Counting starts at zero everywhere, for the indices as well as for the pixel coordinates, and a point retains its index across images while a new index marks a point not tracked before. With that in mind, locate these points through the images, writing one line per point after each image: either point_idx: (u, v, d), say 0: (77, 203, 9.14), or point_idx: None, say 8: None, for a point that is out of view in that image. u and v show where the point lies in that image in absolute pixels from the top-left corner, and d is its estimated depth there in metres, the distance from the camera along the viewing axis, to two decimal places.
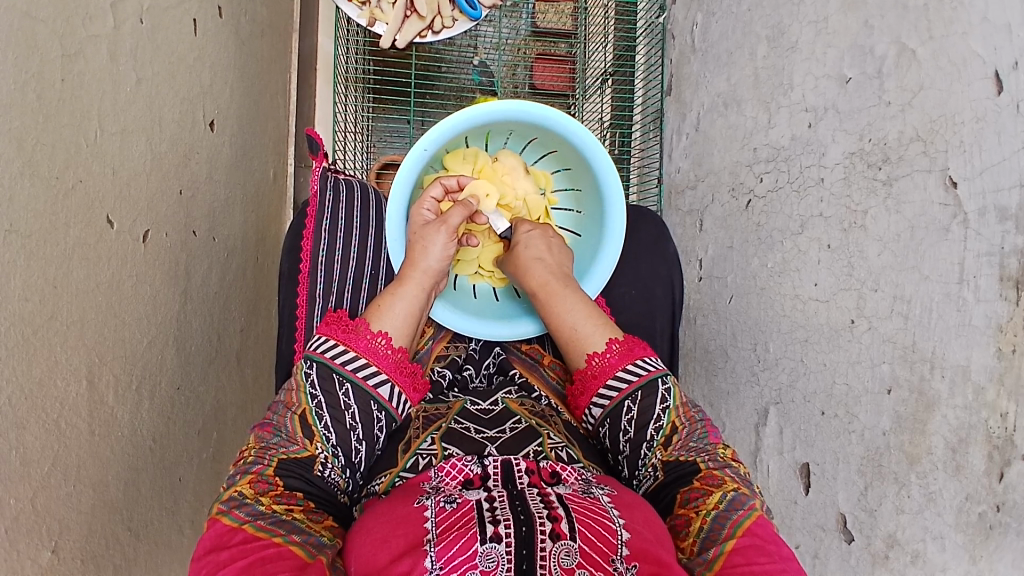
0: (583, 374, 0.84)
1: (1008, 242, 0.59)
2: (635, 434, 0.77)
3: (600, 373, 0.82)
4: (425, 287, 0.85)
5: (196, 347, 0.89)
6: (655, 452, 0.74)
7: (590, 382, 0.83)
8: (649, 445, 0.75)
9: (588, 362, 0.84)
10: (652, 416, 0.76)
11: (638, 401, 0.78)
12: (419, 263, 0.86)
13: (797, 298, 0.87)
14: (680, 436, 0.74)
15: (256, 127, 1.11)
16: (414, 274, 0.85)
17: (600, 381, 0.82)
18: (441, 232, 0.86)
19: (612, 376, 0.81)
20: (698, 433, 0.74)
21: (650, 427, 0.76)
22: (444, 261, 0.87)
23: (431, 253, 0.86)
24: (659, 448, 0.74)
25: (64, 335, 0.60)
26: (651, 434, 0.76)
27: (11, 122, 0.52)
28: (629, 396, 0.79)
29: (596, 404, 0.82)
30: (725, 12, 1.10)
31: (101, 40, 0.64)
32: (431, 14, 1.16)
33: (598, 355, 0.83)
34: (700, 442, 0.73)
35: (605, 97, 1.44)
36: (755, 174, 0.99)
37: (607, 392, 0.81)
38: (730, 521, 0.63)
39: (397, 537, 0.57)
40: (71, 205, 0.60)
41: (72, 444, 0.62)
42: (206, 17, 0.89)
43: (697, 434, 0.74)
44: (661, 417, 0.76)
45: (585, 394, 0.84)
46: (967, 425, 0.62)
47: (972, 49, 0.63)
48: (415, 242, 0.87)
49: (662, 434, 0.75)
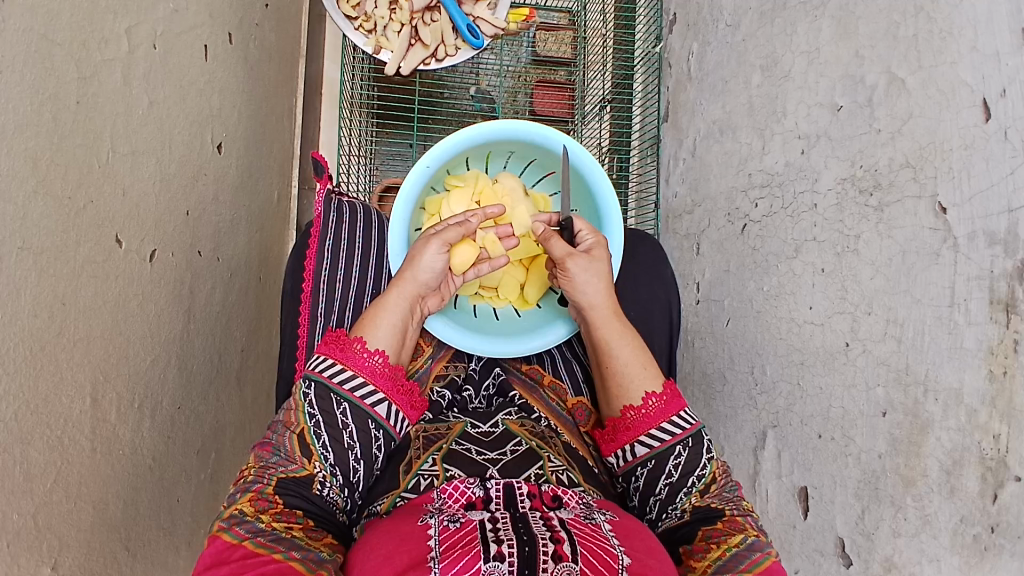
0: (634, 412, 0.83)
1: (997, 267, 0.60)
2: (677, 479, 0.77)
3: (655, 415, 0.81)
4: (408, 296, 0.84)
5: (197, 366, 0.90)
6: (691, 498, 0.76)
7: (642, 422, 0.81)
8: (687, 492, 0.77)
9: (644, 402, 0.83)
10: (698, 464, 0.78)
11: (688, 448, 0.78)
12: (408, 273, 0.84)
13: (793, 321, 0.88)
14: (717, 485, 0.77)
15: (261, 149, 1.13)
16: (400, 281, 0.84)
17: (653, 422, 0.81)
18: (433, 245, 0.83)
19: (667, 419, 0.80)
20: (730, 487, 0.77)
21: (694, 475, 0.77)
22: (433, 275, 0.85)
23: (420, 264, 0.84)
24: (695, 494, 0.76)
25: (70, 352, 0.60)
26: (693, 480, 0.77)
27: (25, 141, 0.53)
28: (681, 443, 0.79)
29: (643, 443, 0.80)
30: (721, 42, 1.13)
31: (116, 64, 0.66)
32: (434, 43, 1.19)
33: (655, 395, 0.83)
34: (731, 495, 0.76)
35: (603, 123, 1.48)
36: (750, 199, 1.01)
37: (659, 434, 0.80)
38: (749, 560, 0.66)
39: (399, 554, 0.58)
40: (82, 224, 0.62)
41: (75, 460, 0.62)
42: (217, 43, 0.92)
43: (730, 487, 0.77)
44: (706, 466, 0.78)
45: (632, 430, 0.82)
46: (961, 448, 0.63)
47: (959, 79, 0.65)
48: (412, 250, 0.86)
49: (703, 482, 0.77)
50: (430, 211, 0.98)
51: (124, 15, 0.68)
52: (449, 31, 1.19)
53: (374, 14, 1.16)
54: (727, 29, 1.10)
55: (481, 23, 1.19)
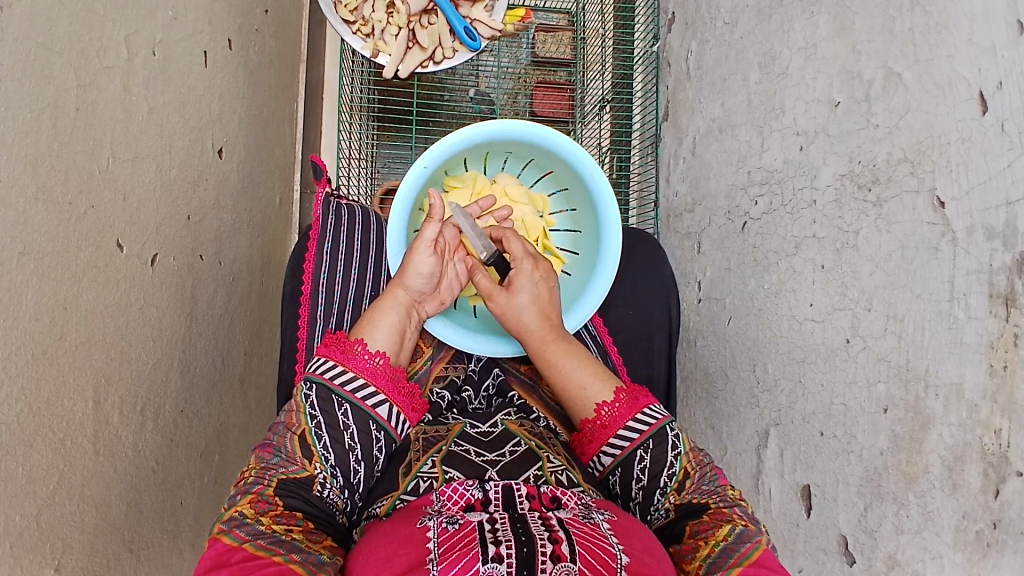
0: (590, 424, 0.83)
1: (996, 261, 0.60)
2: (649, 482, 0.76)
3: (611, 423, 0.81)
4: (404, 302, 0.86)
5: (200, 369, 0.91)
6: (669, 497, 0.75)
7: (599, 433, 0.82)
8: (663, 491, 0.75)
9: (598, 412, 0.83)
10: (665, 463, 0.76)
11: (650, 449, 0.77)
12: (401, 281, 0.86)
13: (794, 318, 0.88)
14: (693, 480, 0.75)
15: (262, 154, 1.14)
16: (395, 289, 0.86)
17: (609, 432, 0.81)
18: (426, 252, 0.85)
19: (623, 425, 0.80)
20: (709, 477, 0.76)
21: (664, 474, 0.76)
22: (427, 282, 0.86)
23: (413, 272, 0.85)
24: (673, 492, 0.75)
25: (72, 355, 0.61)
26: (665, 480, 0.75)
27: (25, 148, 0.54)
28: (642, 445, 0.78)
29: (607, 453, 0.80)
30: (719, 40, 1.13)
31: (115, 71, 0.67)
32: (432, 46, 1.19)
33: (607, 404, 0.83)
34: (711, 487, 0.74)
35: (603, 122, 1.47)
36: (750, 197, 1.00)
37: (618, 442, 0.79)
38: (739, 552, 0.65)
39: (399, 556, 0.58)
40: (82, 229, 0.62)
41: (77, 462, 0.63)
42: (216, 49, 0.93)
43: (708, 478, 0.75)
44: (675, 463, 0.76)
45: (594, 442, 0.82)
46: (962, 443, 0.62)
47: (956, 72, 0.65)
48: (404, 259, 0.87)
49: (675, 480, 0.75)
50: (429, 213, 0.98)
51: (122, 23, 0.69)
52: (446, 33, 1.19)
53: (372, 18, 1.17)
54: (725, 26, 1.10)
55: (478, 25, 1.20)
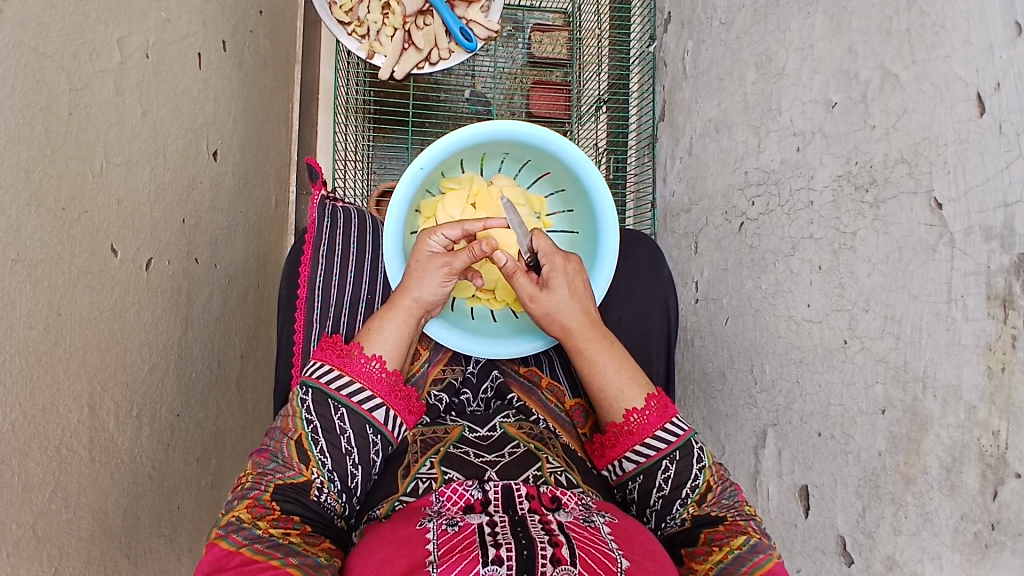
0: (617, 428, 0.82)
1: (994, 262, 0.60)
2: (670, 492, 0.77)
3: (639, 430, 0.80)
4: (414, 315, 0.83)
5: (196, 373, 0.90)
6: (687, 508, 0.76)
7: (625, 437, 0.81)
8: (682, 502, 0.76)
9: (627, 418, 0.81)
10: (689, 476, 0.77)
11: (676, 461, 0.77)
12: (411, 292, 0.83)
13: (791, 319, 0.88)
14: (714, 494, 0.76)
15: (257, 155, 1.13)
16: (403, 300, 0.83)
17: (636, 438, 0.80)
18: (440, 269, 0.82)
19: (651, 434, 0.79)
20: (729, 492, 0.77)
21: (686, 486, 0.76)
22: (438, 296, 0.84)
23: (425, 284, 0.83)
24: (692, 504, 0.76)
25: (66, 362, 0.61)
26: (687, 491, 0.76)
27: (18, 154, 0.53)
28: (668, 456, 0.78)
29: (629, 459, 0.80)
30: (715, 40, 1.12)
31: (108, 74, 0.67)
32: (427, 46, 1.19)
33: (637, 411, 0.81)
34: (730, 501, 0.76)
35: (599, 123, 1.47)
36: (747, 197, 1.00)
37: (643, 450, 0.79)
38: (752, 562, 0.67)
39: (399, 558, 0.58)
40: (76, 235, 0.62)
41: (73, 469, 0.62)
42: (210, 51, 0.92)
43: (727, 493, 0.77)
44: (698, 476, 0.77)
45: (618, 447, 0.81)
46: (961, 444, 0.62)
47: (953, 73, 0.65)
48: (412, 268, 0.84)
49: (697, 492, 0.76)
50: (426, 214, 0.98)
51: (115, 26, 0.68)
52: (442, 34, 1.19)
53: (367, 19, 1.17)
54: (721, 26, 1.10)
55: (474, 26, 1.19)
